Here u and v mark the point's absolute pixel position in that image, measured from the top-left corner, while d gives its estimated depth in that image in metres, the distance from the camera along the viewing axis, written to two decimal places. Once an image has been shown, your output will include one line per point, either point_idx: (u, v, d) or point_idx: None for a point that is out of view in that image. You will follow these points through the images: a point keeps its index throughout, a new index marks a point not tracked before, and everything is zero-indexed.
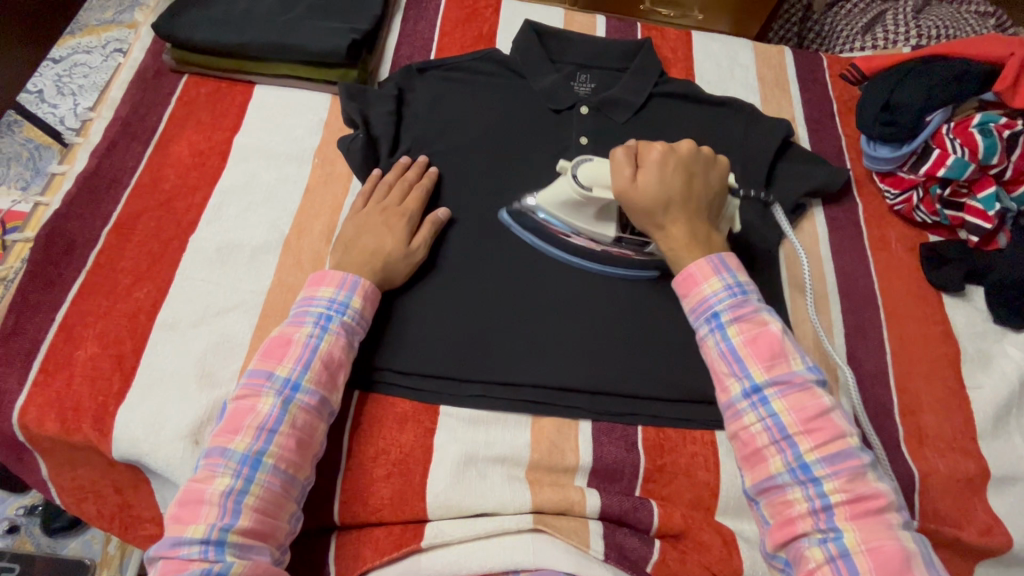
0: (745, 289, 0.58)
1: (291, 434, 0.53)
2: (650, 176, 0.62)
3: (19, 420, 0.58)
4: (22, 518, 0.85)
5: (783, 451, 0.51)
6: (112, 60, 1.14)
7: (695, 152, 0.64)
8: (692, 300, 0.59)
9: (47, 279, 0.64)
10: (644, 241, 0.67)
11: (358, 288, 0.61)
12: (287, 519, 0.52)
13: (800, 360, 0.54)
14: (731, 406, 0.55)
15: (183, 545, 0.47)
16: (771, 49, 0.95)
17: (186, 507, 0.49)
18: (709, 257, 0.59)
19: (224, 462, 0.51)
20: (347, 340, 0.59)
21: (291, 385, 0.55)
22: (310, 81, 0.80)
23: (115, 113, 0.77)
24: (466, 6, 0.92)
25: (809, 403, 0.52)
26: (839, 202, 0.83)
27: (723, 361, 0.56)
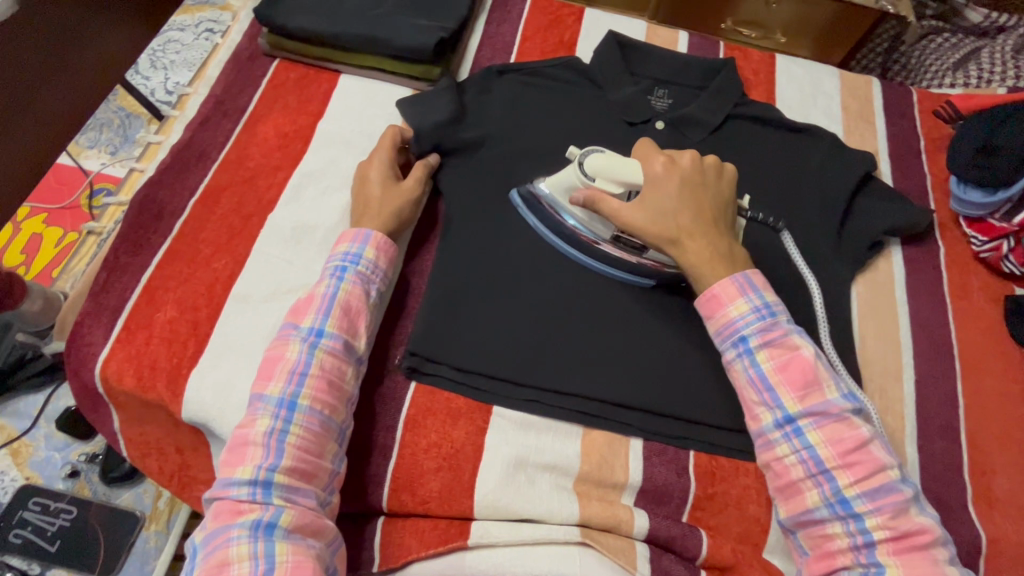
0: (772, 311, 0.57)
1: (320, 377, 0.54)
2: (659, 194, 0.63)
3: (101, 372, 0.62)
4: (83, 464, 0.90)
5: (820, 485, 0.51)
6: (203, 39, 1.20)
7: (698, 163, 0.64)
8: (719, 324, 0.58)
9: (136, 242, 0.68)
10: (643, 246, 0.66)
11: (371, 239, 0.62)
12: (330, 459, 0.52)
13: (834, 388, 0.53)
14: (763, 436, 0.54)
15: (233, 486, 0.48)
16: (858, 78, 0.92)
17: (234, 452, 0.51)
18: (733, 277, 0.58)
19: (263, 406, 0.52)
20: (363, 288, 0.60)
21: (315, 332, 0.56)
22: (394, 75, 0.82)
23: (210, 91, 0.81)
24: (549, 12, 0.93)
25: (845, 434, 0.51)
26: (918, 243, 0.79)
27: (753, 389, 0.55)
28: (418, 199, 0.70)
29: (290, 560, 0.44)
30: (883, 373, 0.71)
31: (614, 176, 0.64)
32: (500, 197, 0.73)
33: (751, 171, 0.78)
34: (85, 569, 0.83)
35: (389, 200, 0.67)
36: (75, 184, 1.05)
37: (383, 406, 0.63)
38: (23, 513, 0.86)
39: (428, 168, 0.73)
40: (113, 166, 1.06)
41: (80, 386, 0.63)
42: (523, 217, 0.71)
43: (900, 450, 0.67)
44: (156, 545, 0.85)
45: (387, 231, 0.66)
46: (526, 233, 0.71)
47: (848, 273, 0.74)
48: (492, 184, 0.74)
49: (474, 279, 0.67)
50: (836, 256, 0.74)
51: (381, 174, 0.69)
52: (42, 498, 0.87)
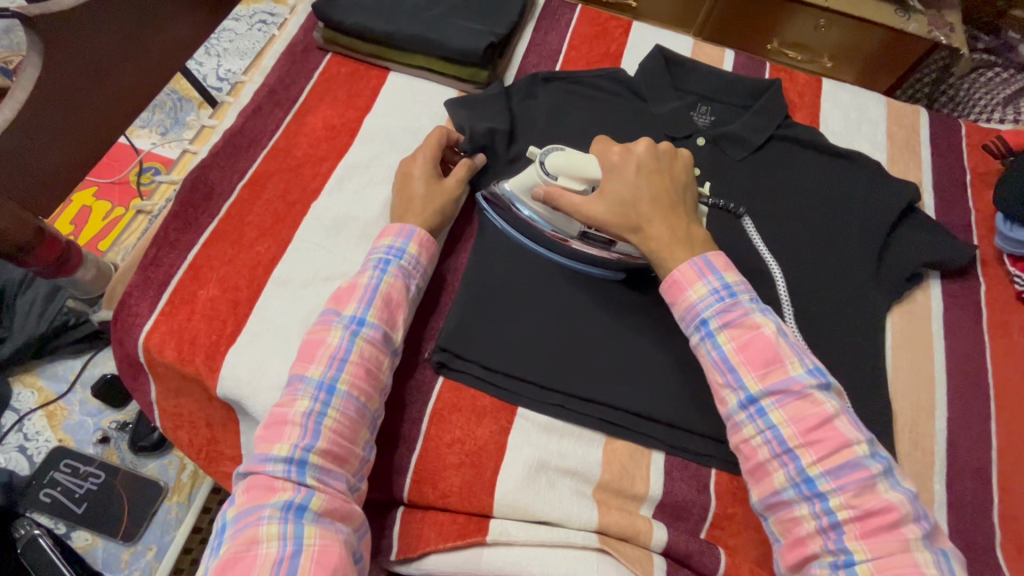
0: (733, 291, 0.56)
1: (359, 364, 0.55)
2: (616, 183, 0.62)
3: (144, 343, 0.64)
4: (113, 431, 0.92)
5: (786, 466, 0.49)
6: (256, 30, 1.24)
7: (653, 151, 0.63)
8: (681, 309, 0.57)
9: (185, 220, 0.70)
10: (610, 241, 0.67)
11: (414, 236, 0.64)
12: (361, 446, 0.54)
13: (798, 364, 0.51)
14: (730, 418, 0.53)
15: (269, 462, 0.50)
16: (905, 107, 0.91)
17: (272, 428, 0.52)
18: (693, 260, 0.57)
19: (304, 387, 0.54)
20: (404, 282, 0.61)
21: (357, 321, 0.57)
22: (442, 76, 0.83)
23: (265, 80, 0.83)
24: (596, 23, 0.94)
25: (808, 412, 0.50)
26: (959, 278, 0.78)
27: (717, 371, 0.54)
28: (460, 197, 0.71)
29: (317, 545, 0.45)
30: (914, 408, 0.69)
31: (576, 173, 0.65)
32: None
33: (790, 194, 0.78)
34: (108, 533, 0.85)
35: (431, 200, 0.68)
36: (126, 161, 1.08)
37: (410, 399, 0.64)
38: (54, 473, 0.89)
39: (473, 168, 0.73)
40: (162, 146, 1.10)
41: (122, 354, 0.66)
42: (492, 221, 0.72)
43: (929, 486, 0.65)
44: (178, 516, 0.87)
45: (430, 228, 0.67)
46: None
47: (884, 303, 0.72)
48: None
49: (506, 281, 0.68)
50: (873, 285, 0.73)
51: (422, 169, 0.70)
52: (72, 460, 0.90)
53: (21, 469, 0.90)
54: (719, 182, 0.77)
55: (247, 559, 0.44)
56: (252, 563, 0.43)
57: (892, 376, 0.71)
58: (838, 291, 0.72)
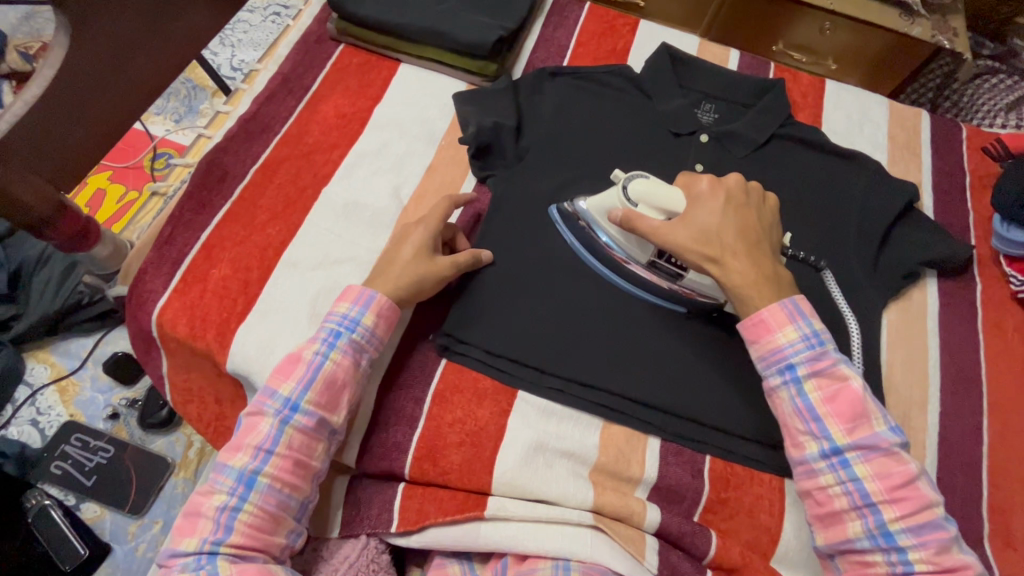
0: (821, 338, 0.56)
1: (287, 455, 0.55)
2: (701, 212, 0.61)
3: (158, 318, 0.66)
4: (123, 408, 0.95)
5: (864, 518, 0.52)
6: (270, 22, 1.26)
7: (742, 185, 0.63)
8: (766, 349, 0.57)
9: (200, 201, 0.72)
10: (679, 273, 0.65)
11: (373, 303, 0.60)
12: (283, 534, 0.55)
13: (882, 421, 0.54)
14: (806, 464, 0.55)
15: (180, 555, 0.52)
16: (907, 110, 0.92)
17: (188, 518, 0.53)
18: (783, 302, 0.57)
19: (222, 480, 0.54)
20: (353, 359, 0.59)
21: (291, 405, 0.56)
22: (451, 68, 0.85)
23: (279, 69, 0.85)
24: (605, 21, 0.95)
25: (894, 469, 0.52)
26: (955, 277, 0.79)
27: (798, 418, 0.55)
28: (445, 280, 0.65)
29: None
30: (907, 402, 0.71)
31: (655, 204, 0.62)
32: (542, 192, 0.75)
33: (791, 191, 0.79)
34: (116, 506, 0.87)
35: (413, 274, 0.63)
36: (140, 146, 1.11)
37: (413, 379, 0.66)
38: (65, 446, 0.91)
39: (476, 262, 0.67)
40: (176, 133, 1.12)
41: (136, 329, 0.68)
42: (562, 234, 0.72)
43: None
44: (184, 491, 0.89)
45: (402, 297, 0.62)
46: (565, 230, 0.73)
47: (880, 299, 0.74)
48: (536, 180, 0.76)
49: (511, 269, 0.69)
50: (870, 283, 0.74)
51: (420, 237, 0.65)
52: (83, 435, 0.92)
53: (33, 442, 0.93)
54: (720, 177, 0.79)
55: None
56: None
57: (887, 371, 0.72)
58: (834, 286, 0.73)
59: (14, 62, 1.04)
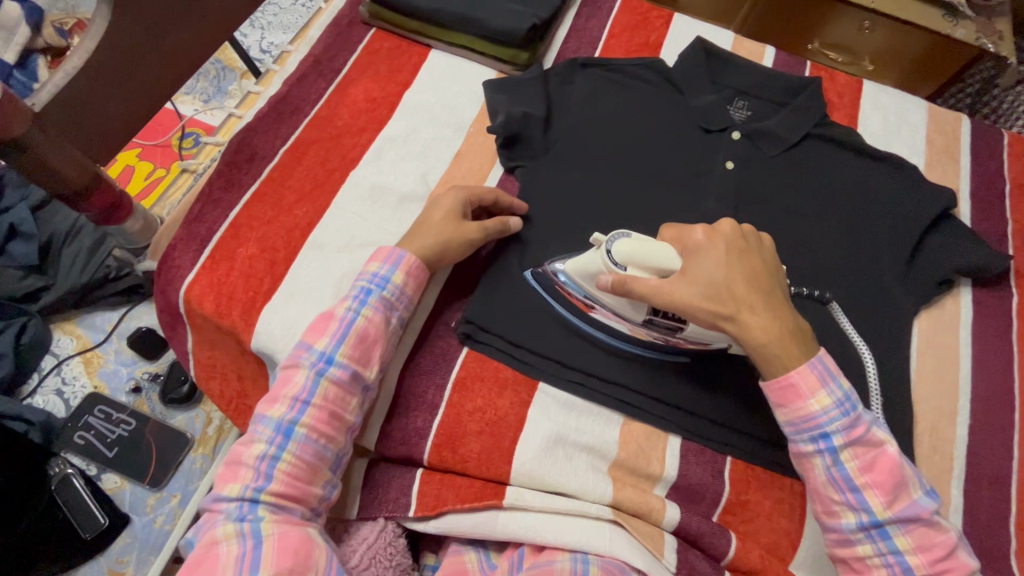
0: (853, 402, 0.54)
1: (322, 406, 0.56)
2: (704, 264, 0.56)
3: (185, 294, 0.67)
4: (145, 382, 0.96)
5: None
6: (300, 5, 1.26)
7: (738, 230, 0.59)
8: (799, 416, 0.54)
9: (229, 180, 0.73)
10: (678, 326, 0.60)
11: (402, 262, 0.62)
12: (320, 485, 0.55)
13: (918, 488, 0.53)
14: (843, 533, 0.54)
15: (223, 501, 0.52)
16: (948, 114, 0.89)
17: (228, 468, 0.54)
18: (814, 365, 0.54)
19: (262, 429, 0.54)
20: (384, 315, 0.60)
21: (326, 358, 0.57)
22: (482, 56, 0.84)
23: (310, 51, 0.85)
24: (638, 12, 0.94)
25: (934, 539, 0.52)
26: (991, 288, 0.77)
27: (835, 489, 0.53)
28: (472, 245, 0.66)
29: (276, 533, 0.49)
30: (935, 413, 0.69)
31: (648, 263, 0.57)
32: (570, 184, 0.74)
33: (825, 192, 0.77)
34: (136, 478, 0.89)
35: (443, 235, 0.65)
36: (169, 125, 1.11)
37: (434, 365, 0.66)
38: (88, 417, 0.93)
39: (505, 228, 0.68)
40: (204, 113, 1.13)
41: (163, 304, 0.69)
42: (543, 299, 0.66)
43: (945, 491, 0.66)
44: (201, 467, 0.91)
45: (426, 258, 0.64)
46: (592, 222, 0.72)
47: (912, 306, 0.72)
48: (564, 171, 0.75)
49: (535, 261, 0.69)
50: (902, 289, 0.73)
51: (450, 203, 0.66)
52: (106, 406, 0.93)
53: (57, 411, 0.95)
54: (752, 175, 0.77)
55: (210, 559, 0.48)
56: (214, 561, 0.47)
57: (915, 380, 0.71)
58: (865, 291, 0.72)
59: (50, 38, 1.07)
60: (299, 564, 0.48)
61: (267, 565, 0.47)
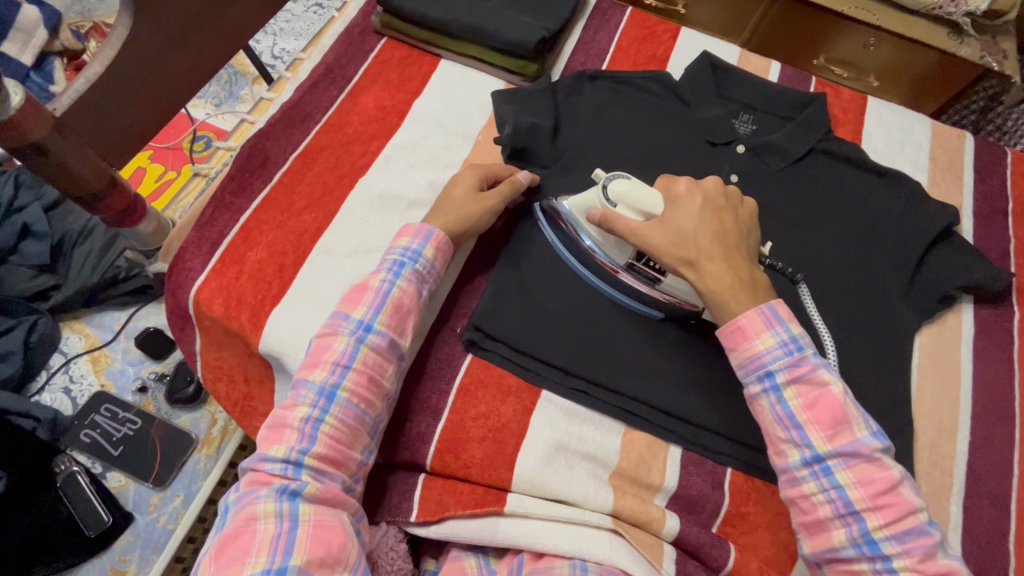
0: (800, 344, 0.55)
1: (361, 371, 0.58)
2: (679, 214, 0.61)
3: (195, 296, 0.68)
4: (151, 382, 0.97)
5: (848, 525, 0.51)
6: (312, 12, 1.28)
7: (721, 190, 0.62)
8: (745, 357, 0.56)
9: (241, 184, 0.74)
10: (656, 278, 0.65)
11: (432, 238, 0.64)
12: (359, 449, 0.57)
13: (863, 426, 0.52)
14: (789, 473, 0.54)
15: (268, 461, 0.53)
16: (951, 131, 0.90)
17: (274, 429, 0.55)
18: (761, 308, 0.55)
19: (305, 393, 0.56)
20: (416, 288, 0.63)
21: (364, 326, 0.59)
22: (492, 66, 0.86)
23: (322, 59, 0.87)
24: (646, 26, 0.95)
25: (876, 475, 0.51)
26: (993, 305, 0.77)
27: (779, 426, 0.54)
28: (495, 213, 0.69)
29: (312, 520, 0.49)
30: (936, 429, 0.69)
31: (636, 204, 0.62)
32: (577, 194, 0.75)
33: (829, 206, 0.77)
34: (140, 477, 0.90)
35: (468, 212, 0.68)
36: (181, 128, 1.13)
37: (439, 370, 0.67)
38: (94, 416, 0.94)
39: (516, 187, 0.70)
40: (216, 118, 1.14)
41: (173, 306, 0.70)
42: (545, 234, 0.71)
43: (944, 507, 0.66)
44: (205, 467, 0.91)
45: (456, 237, 0.67)
46: None
47: (913, 321, 0.73)
48: (571, 182, 0.76)
49: (539, 270, 0.70)
50: (905, 304, 0.73)
51: (468, 179, 0.69)
52: (112, 405, 0.94)
53: (65, 409, 0.96)
54: (755, 190, 0.78)
55: (247, 534, 0.47)
56: (252, 537, 0.47)
57: (917, 395, 0.71)
58: (866, 305, 0.72)
59: (68, 41, 1.09)
60: (330, 556, 0.48)
61: (300, 551, 0.47)
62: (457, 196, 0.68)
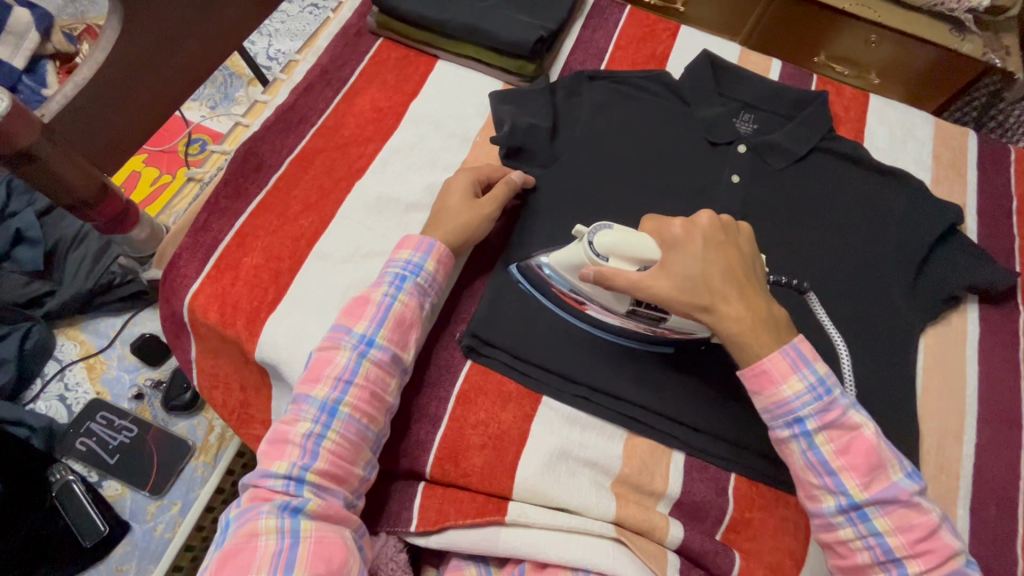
0: (828, 386, 0.53)
1: (364, 387, 0.57)
2: (679, 258, 0.57)
3: (189, 304, 0.67)
4: (148, 388, 0.96)
5: (888, 572, 0.50)
6: (308, 13, 1.27)
7: (716, 222, 0.58)
8: (772, 402, 0.54)
9: (236, 189, 0.73)
10: (659, 318, 0.61)
11: (433, 250, 0.64)
12: (361, 466, 0.56)
13: (898, 469, 0.52)
14: (824, 518, 0.53)
15: (269, 478, 0.52)
16: (954, 129, 0.89)
17: (275, 445, 0.54)
18: (786, 350, 0.54)
19: (306, 408, 0.55)
20: (418, 301, 0.62)
21: (366, 341, 0.58)
22: (490, 67, 0.85)
23: (318, 60, 0.86)
24: (645, 24, 0.94)
25: (914, 520, 0.50)
26: (998, 305, 0.76)
27: (812, 472, 0.53)
28: (491, 216, 0.67)
29: (314, 536, 0.48)
30: (942, 432, 0.69)
31: (629, 254, 0.58)
32: (576, 196, 0.74)
33: (831, 206, 0.76)
34: (136, 485, 0.89)
35: (464, 218, 0.67)
36: (176, 131, 1.12)
37: (438, 377, 0.66)
38: (90, 424, 0.93)
39: (512, 187, 0.68)
40: (211, 120, 1.13)
41: (168, 312, 0.69)
42: (521, 290, 0.67)
43: (951, 511, 0.65)
44: (203, 475, 0.91)
45: (454, 244, 0.66)
46: None
47: (918, 322, 0.72)
48: (570, 183, 0.75)
49: None
50: (909, 305, 0.72)
51: (461, 184, 0.68)
52: (108, 413, 0.94)
53: (60, 417, 0.95)
54: (757, 191, 0.77)
55: (248, 551, 0.46)
56: (252, 554, 0.46)
57: (922, 397, 0.70)
58: (870, 306, 0.71)
59: (59, 43, 1.09)
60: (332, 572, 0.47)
61: (301, 568, 0.46)
62: (454, 206, 0.67)
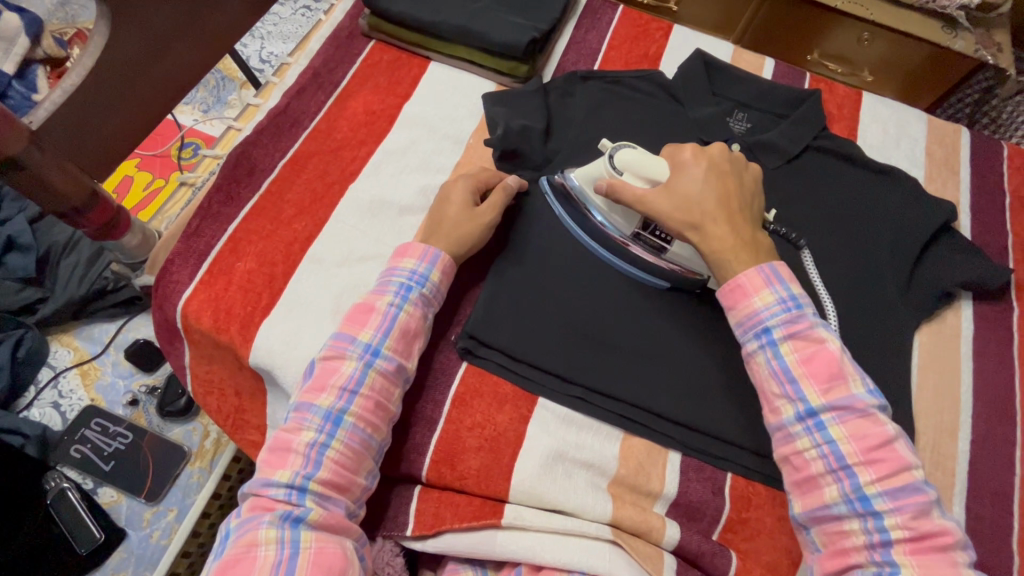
0: (799, 302, 0.55)
1: (369, 397, 0.57)
2: (685, 178, 0.61)
3: (183, 309, 0.66)
4: (143, 395, 0.96)
5: (840, 481, 0.50)
6: (300, 15, 1.27)
7: (725, 156, 0.63)
8: (743, 313, 0.56)
9: (228, 194, 0.72)
10: (664, 246, 0.65)
11: (438, 261, 0.63)
12: (364, 475, 0.56)
13: (860, 384, 0.52)
14: (783, 429, 0.53)
15: (271, 487, 0.52)
16: (947, 126, 0.89)
17: (276, 453, 0.54)
18: (762, 266, 0.57)
19: (310, 417, 0.55)
20: (422, 311, 0.62)
21: (372, 351, 0.58)
22: (483, 68, 0.84)
23: (310, 63, 0.85)
24: (638, 24, 0.94)
25: (869, 431, 0.50)
26: (992, 302, 0.76)
27: (774, 381, 0.54)
28: (491, 224, 0.67)
29: (313, 547, 0.48)
30: (938, 429, 0.69)
31: (642, 172, 0.63)
32: None
33: (825, 204, 0.77)
34: (132, 492, 0.89)
35: (465, 226, 0.66)
36: (168, 135, 1.11)
37: (434, 380, 0.66)
38: (84, 431, 0.92)
39: (507, 191, 0.69)
40: (204, 124, 1.13)
41: (161, 319, 0.68)
42: (552, 207, 0.72)
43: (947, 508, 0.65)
44: (199, 481, 0.90)
45: (457, 254, 0.66)
46: None
47: (912, 320, 0.72)
48: None
49: (534, 275, 0.68)
50: (904, 302, 0.72)
51: (461, 192, 0.68)
52: (102, 419, 0.93)
53: (54, 424, 0.94)
54: None
55: (247, 561, 0.46)
56: (252, 564, 0.46)
57: (918, 395, 0.70)
58: (865, 304, 0.71)
59: (49, 48, 1.08)
60: None
61: None
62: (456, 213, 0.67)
